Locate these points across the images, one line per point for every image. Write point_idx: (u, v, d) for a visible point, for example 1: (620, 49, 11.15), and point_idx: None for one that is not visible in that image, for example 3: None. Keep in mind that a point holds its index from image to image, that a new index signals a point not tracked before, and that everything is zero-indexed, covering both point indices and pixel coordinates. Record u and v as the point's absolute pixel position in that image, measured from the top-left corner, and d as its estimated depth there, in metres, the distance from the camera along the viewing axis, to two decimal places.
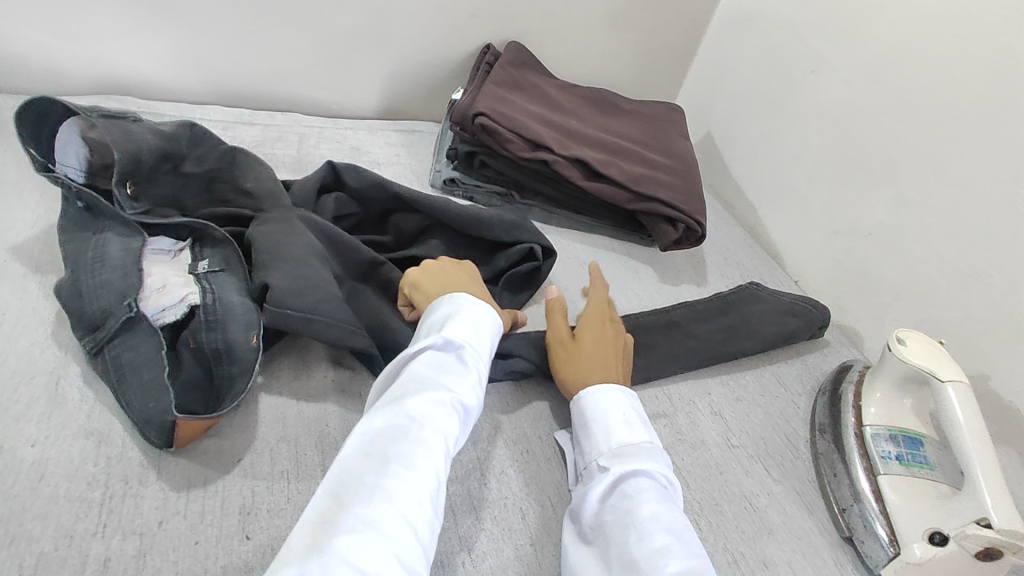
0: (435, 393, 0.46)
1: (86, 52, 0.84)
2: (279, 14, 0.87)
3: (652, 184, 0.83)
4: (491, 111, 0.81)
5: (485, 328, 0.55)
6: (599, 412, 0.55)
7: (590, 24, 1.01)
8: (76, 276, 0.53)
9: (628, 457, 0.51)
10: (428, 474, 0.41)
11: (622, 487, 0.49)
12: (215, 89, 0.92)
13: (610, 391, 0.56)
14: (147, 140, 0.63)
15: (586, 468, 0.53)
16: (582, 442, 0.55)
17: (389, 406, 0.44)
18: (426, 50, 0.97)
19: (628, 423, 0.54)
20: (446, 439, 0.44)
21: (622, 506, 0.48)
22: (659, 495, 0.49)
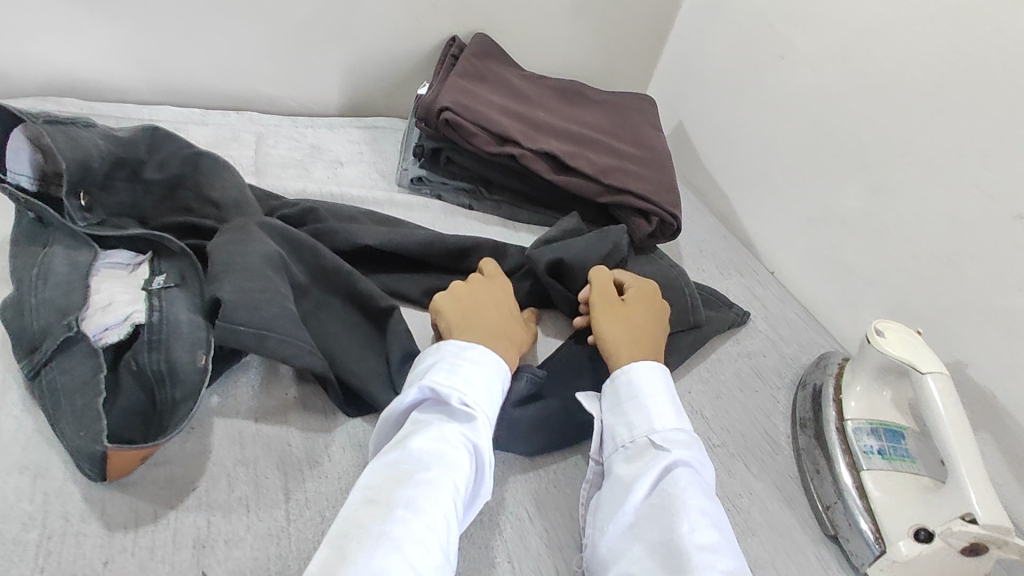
0: (439, 438, 0.46)
1: (16, 51, 0.78)
2: (225, 6, 0.82)
3: (623, 175, 0.80)
4: (455, 105, 0.77)
5: (494, 371, 0.52)
6: (651, 391, 0.54)
7: (555, 13, 0.98)
8: (18, 295, 0.49)
9: (678, 444, 0.50)
10: (430, 524, 0.40)
11: (673, 471, 0.48)
12: (163, 88, 0.87)
13: (665, 373, 0.56)
14: (97, 148, 0.59)
15: (631, 442, 0.51)
16: (628, 414, 0.53)
17: (397, 454, 0.44)
18: (387, 42, 0.93)
19: (676, 408, 0.53)
20: (450, 485, 0.43)
21: (674, 491, 0.46)
22: (703, 488, 0.48)
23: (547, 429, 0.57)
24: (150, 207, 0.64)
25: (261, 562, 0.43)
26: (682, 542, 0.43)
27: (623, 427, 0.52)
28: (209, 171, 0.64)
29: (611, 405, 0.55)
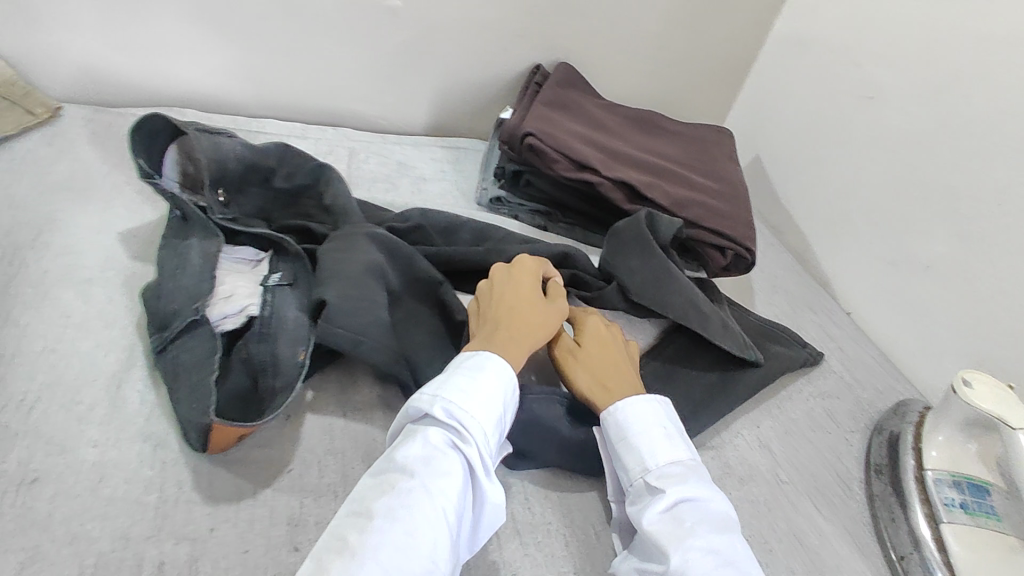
0: (427, 443, 0.46)
1: (151, 66, 0.88)
2: (332, 32, 0.89)
3: (700, 208, 0.81)
4: (539, 131, 0.80)
5: (494, 379, 0.50)
6: (643, 425, 0.53)
7: (638, 46, 1.01)
8: (160, 279, 0.57)
9: (677, 479, 0.50)
10: (414, 537, 0.41)
11: (678, 508, 0.48)
12: (270, 104, 0.96)
13: (654, 402, 0.54)
14: (235, 151, 0.68)
15: (631, 485, 0.51)
16: (621, 456, 0.52)
17: (389, 464, 0.45)
18: (475, 68, 0.98)
19: (669, 437, 0.52)
20: (436, 494, 0.43)
21: (681, 531, 0.47)
22: (709, 519, 0.48)
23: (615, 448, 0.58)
24: (275, 210, 0.72)
25: None
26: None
27: (622, 469, 0.52)
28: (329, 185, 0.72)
29: (608, 445, 0.54)
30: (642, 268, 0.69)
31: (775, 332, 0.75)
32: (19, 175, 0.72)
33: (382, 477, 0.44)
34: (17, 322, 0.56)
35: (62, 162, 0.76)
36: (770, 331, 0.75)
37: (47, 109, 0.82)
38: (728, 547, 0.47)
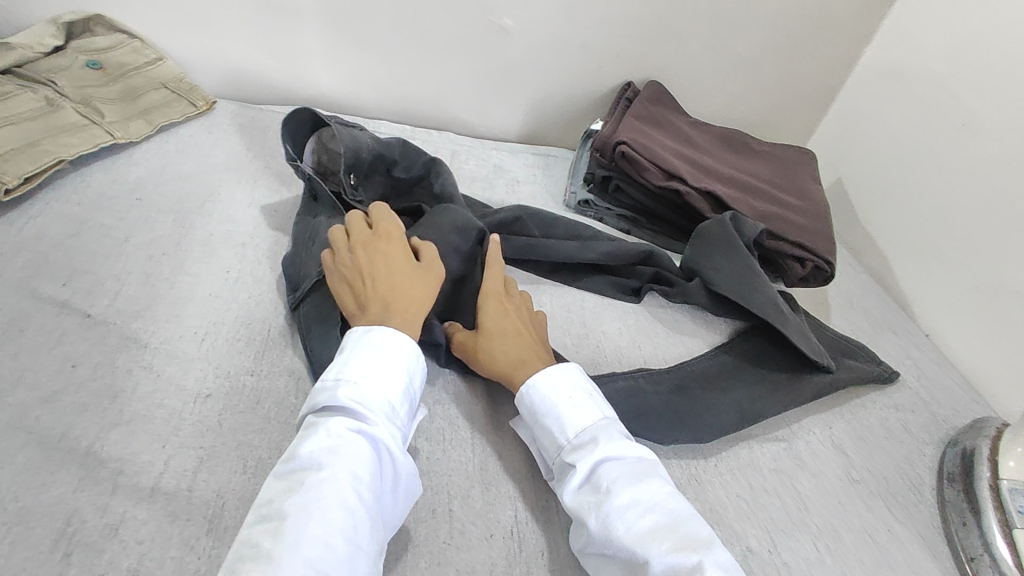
0: (330, 436, 0.47)
1: (292, 70, 1.02)
2: (448, 47, 1.00)
3: (782, 223, 0.85)
4: (632, 141, 0.87)
5: (384, 360, 0.53)
6: (552, 399, 0.55)
7: (727, 69, 1.06)
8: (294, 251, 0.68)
9: (590, 442, 0.52)
10: (329, 520, 0.43)
11: (598, 469, 0.50)
12: (387, 108, 1.07)
13: (562, 369, 0.57)
14: (367, 143, 0.77)
15: (556, 464, 0.54)
16: (543, 437, 0.55)
17: (293, 460, 0.46)
18: (571, 83, 1.06)
19: (575, 405, 0.55)
20: (346, 478, 0.45)
21: (600, 492, 0.49)
22: (629, 469, 0.50)
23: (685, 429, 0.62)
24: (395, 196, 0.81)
25: (455, 478, 0.55)
26: (624, 543, 0.46)
27: (547, 449, 0.55)
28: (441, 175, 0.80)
29: (528, 429, 0.57)
30: (725, 266, 0.76)
31: (843, 344, 0.77)
32: (187, 155, 0.85)
33: (288, 475, 0.45)
34: (191, 272, 0.67)
35: (220, 146, 0.89)
36: (837, 341, 0.78)
37: (206, 102, 0.95)
38: (652, 492, 0.49)
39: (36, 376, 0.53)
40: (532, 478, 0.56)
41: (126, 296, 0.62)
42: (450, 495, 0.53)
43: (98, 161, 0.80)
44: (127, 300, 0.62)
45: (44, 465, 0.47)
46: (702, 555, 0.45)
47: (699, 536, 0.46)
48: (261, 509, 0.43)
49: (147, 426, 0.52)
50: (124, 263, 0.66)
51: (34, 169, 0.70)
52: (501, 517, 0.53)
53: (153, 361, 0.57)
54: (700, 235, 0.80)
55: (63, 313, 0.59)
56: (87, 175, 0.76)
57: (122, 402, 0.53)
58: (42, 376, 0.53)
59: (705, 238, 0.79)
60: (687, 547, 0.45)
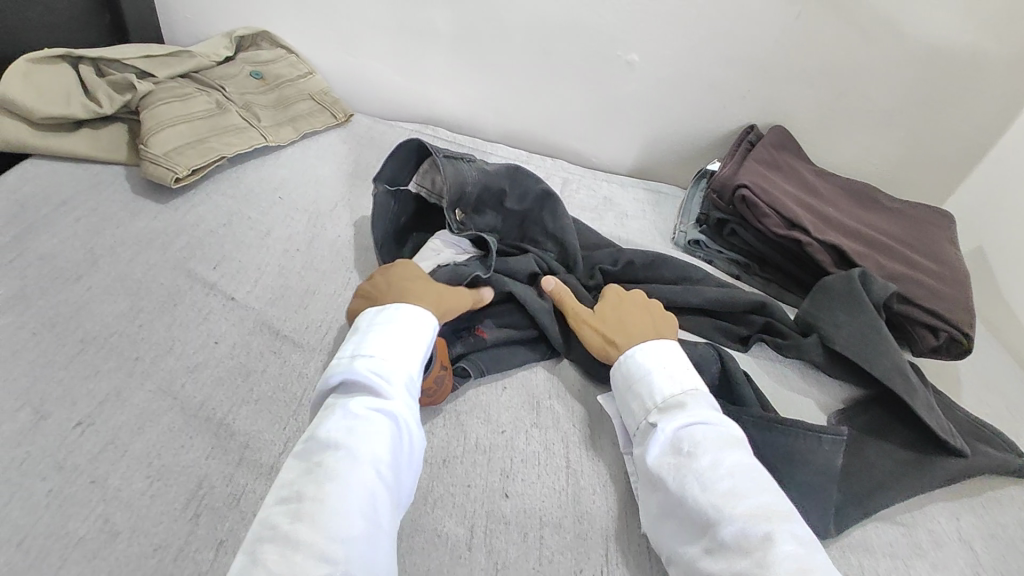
0: (349, 415, 0.49)
1: (423, 91, 1.09)
2: (571, 78, 1.03)
3: (914, 285, 0.79)
4: (753, 185, 0.84)
5: (399, 340, 0.56)
6: (649, 366, 0.60)
7: (861, 118, 1.01)
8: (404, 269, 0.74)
9: (678, 408, 0.56)
10: (350, 493, 0.45)
11: (683, 432, 0.53)
12: (505, 132, 1.12)
13: (663, 341, 0.62)
14: (472, 176, 0.77)
15: (638, 427, 0.57)
16: (632, 404, 0.59)
17: (312, 442, 0.48)
18: (691, 121, 1.05)
19: (670, 376, 0.59)
20: (367, 451, 0.47)
21: (683, 453, 0.52)
22: (715, 437, 0.53)
23: (813, 481, 0.58)
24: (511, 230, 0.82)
25: (548, 504, 0.55)
26: (699, 504, 0.48)
27: (631, 415, 0.59)
28: (551, 211, 0.81)
29: (619, 392, 0.61)
30: (849, 323, 0.72)
31: (980, 429, 0.70)
32: (324, 162, 0.93)
33: (308, 455, 0.46)
34: (320, 269, 0.72)
35: (353, 155, 0.96)
36: (974, 424, 0.70)
37: (344, 114, 1.03)
38: (735, 462, 0.51)
39: (184, 347, 0.59)
40: (626, 518, 0.55)
41: (264, 284, 0.68)
42: (543, 522, 0.53)
43: (250, 161, 0.88)
44: (264, 288, 0.68)
45: (183, 429, 0.52)
46: (777, 528, 0.46)
47: (777, 510, 0.48)
48: (282, 490, 0.45)
49: (272, 407, 0.56)
50: (264, 254, 0.72)
51: (202, 162, 0.79)
52: (592, 553, 0.52)
53: (282, 348, 0.61)
54: (821, 287, 0.76)
55: (210, 294, 0.65)
56: (240, 172, 0.85)
57: (252, 381, 0.57)
58: (189, 348, 0.59)
59: (826, 292, 0.75)
60: (761, 517, 0.46)
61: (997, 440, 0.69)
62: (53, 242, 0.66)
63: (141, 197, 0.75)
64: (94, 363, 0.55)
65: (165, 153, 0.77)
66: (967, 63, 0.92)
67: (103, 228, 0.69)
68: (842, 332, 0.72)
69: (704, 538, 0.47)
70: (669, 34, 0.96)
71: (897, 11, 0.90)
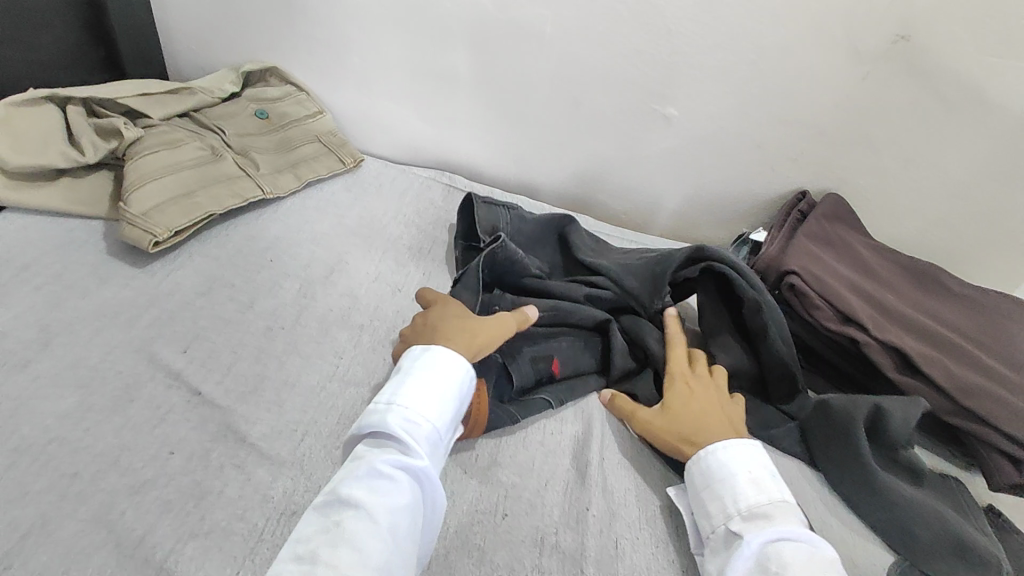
0: (376, 467, 0.47)
1: (440, 136, 1.00)
2: (601, 130, 0.94)
3: (991, 400, 0.68)
4: (803, 272, 0.74)
5: (439, 387, 0.54)
6: (732, 466, 0.55)
7: (926, 189, 0.89)
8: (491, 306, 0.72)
9: (763, 519, 0.52)
10: (367, 551, 0.42)
11: (771, 548, 0.49)
12: (526, 182, 1.03)
13: (746, 443, 0.58)
14: (515, 214, 0.82)
15: (713, 533, 0.53)
16: (706, 504, 0.55)
17: (334, 489, 0.46)
18: (732, 182, 0.95)
19: (754, 481, 0.54)
20: (383, 513, 0.45)
21: (773, 574, 0.47)
22: (808, 559, 0.48)
23: None
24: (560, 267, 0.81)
25: None
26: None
27: (703, 518, 0.54)
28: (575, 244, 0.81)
29: (691, 490, 0.57)
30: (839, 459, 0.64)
31: None
32: (324, 216, 0.85)
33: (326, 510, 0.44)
34: (303, 354, 0.64)
35: (358, 208, 0.88)
36: None
37: (353, 159, 0.95)
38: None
39: (132, 458, 0.51)
40: None
41: (236, 374, 0.60)
42: None
43: (244, 214, 0.81)
44: (236, 379, 0.60)
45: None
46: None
47: None
48: (297, 547, 0.43)
49: (225, 544, 0.47)
50: (242, 333, 0.64)
51: (185, 221, 0.72)
52: None
53: (246, 461, 0.53)
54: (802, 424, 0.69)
55: (173, 386, 0.57)
56: (230, 229, 0.77)
57: (205, 507, 0.49)
58: (137, 460, 0.51)
59: (808, 438, 0.67)
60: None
61: None
62: (5, 317, 0.59)
63: (117, 260, 0.68)
64: (23, 481, 0.48)
65: (145, 212, 0.70)
66: None
67: (65, 300, 0.62)
68: (841, 479, 0.63)
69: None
70: (714, 90, 0.86)
71: (983, 76, 0.78)
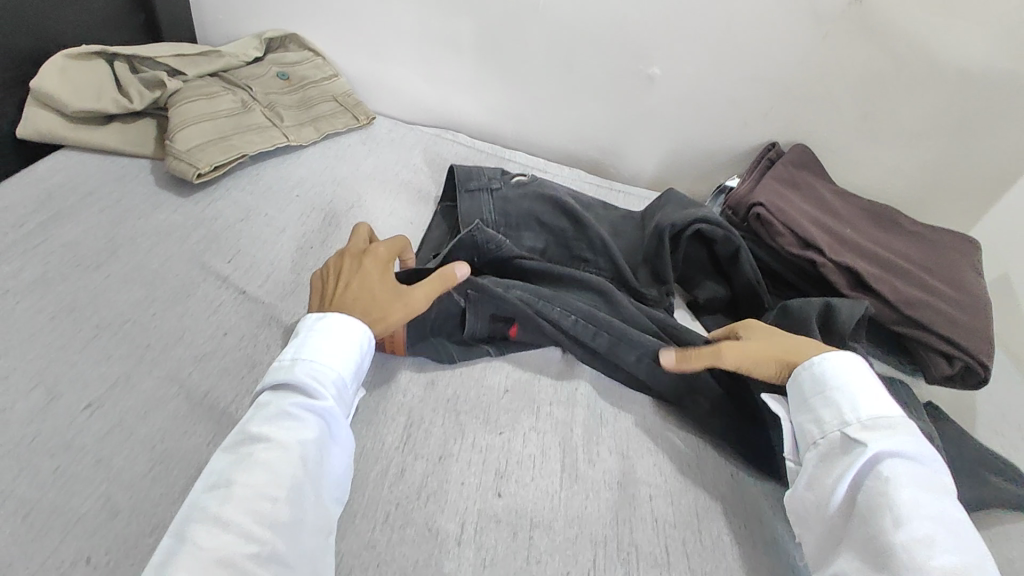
0: (283, 412, 0.50)
1: (445, 97, 1.10)
2: (590, 90, 1.03)
3: (932, 311, 0.77)
4: (769, 204, 0.84)
5: (346, 334, 0.56)
6: (849, 380, 0.56)
7: (884, 140, 0.99)
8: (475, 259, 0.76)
9: (880, 431, 0.53)
10: (273, 486, 0.46)
11: (884, 460, 0.51)
12: (524, 140, 1.13)
13: (855, 357, 0.58)
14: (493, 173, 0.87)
15: (824, 436, 0.55)
16: (817, 411, 0.57)
17: (240, 435, 0.48)
18: (710, 136, 1.05)
19: (874, 395, 0.55)
20: (291, 454, 0.48)
21: (887, 483, 0.50)
22: (919, 473, 0.50)
23: None
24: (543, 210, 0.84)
25: (541, 507, 0.55)
26: (891, 538, 0.47)
27: (813, 422, 0.57)
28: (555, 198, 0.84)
29: (803, 396, 0.58)
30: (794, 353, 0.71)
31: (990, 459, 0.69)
32: (343, 163, 0.94)
33: (236, 446, 0.47)
34: None
35: (373, 157, 0.98)
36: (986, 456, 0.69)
37: (366, 116, 1.04)
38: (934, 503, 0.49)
39: (194, 336, 0.61)
40: (617, 526, 0.55)
41: (275, 279, 0.70)
42: (534, 523, 0.54)
43: (272, 159, 0.90)
44: (275, 283, 0.69)
45: (188, 416, 0.54)
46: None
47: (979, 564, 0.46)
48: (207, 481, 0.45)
49: None
50: (278, 250, 0.74)
51: (223, 159, 0.81)
52: (581, 558, 0.53)
53: (288, 342, 0.63)
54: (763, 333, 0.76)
55: (223, 286, 0.67)
56: (261, 170, 0.87)
57: (257, 373, 0.59)
58: (198, 338, 0.61)
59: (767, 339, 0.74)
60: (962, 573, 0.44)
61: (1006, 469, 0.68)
62: (77, 231, 0.69)
63: (166, 190, 0.78)
64: (106, 349, 0.58)
65: (188, 150, 0.79)
66: (1001, 86, 0.89)
67: (125, 219, 0.72)
68: None
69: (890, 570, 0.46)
70: (691, 52, 0.95)
71: (929, 35, 0.87)
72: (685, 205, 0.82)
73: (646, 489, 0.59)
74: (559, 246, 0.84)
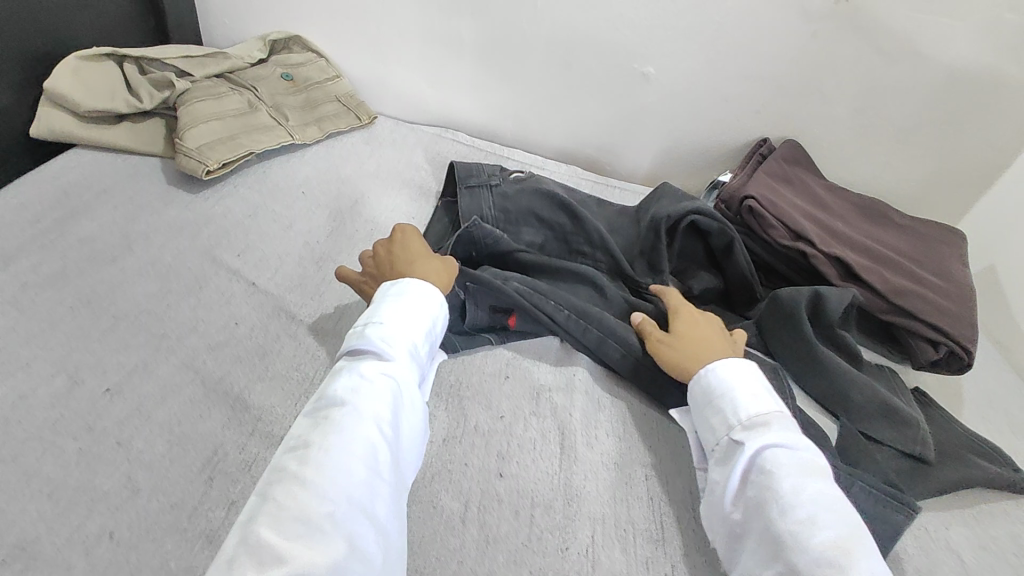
0: (360, 374, 0.53)
1: (445, 97, 1.13)
2: (588, 89, 1.06)
3: (919, 300, 0.80)
4: (761, 197, 0.86)
5: (410, 305, 0.60)
6: (731, 382, 0.58)
7: (873, 137, 1.01)
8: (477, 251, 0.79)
9: (759, 428, 0.55)
10: (353, 439, 0.48)
11: (765, 454, 0.53)
12: (523, 138, 1.16)
13: (739, 360, 0.60)
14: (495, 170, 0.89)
15: (717, 444, 0.57)
16: (709, 420, 0.59)
17: (322, 397, 0.52)
18: (704, 134, 1.07)
19: (754, 395, 0.57)
20: (369, 410, 0.50)
21: (767, 477, 0.51)
22: (798, 463, 0.52)
23: None
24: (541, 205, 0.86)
25: (542, 486, 0.58)
26: (776, 529, 0.48)
27: (708, 431, 0.59)
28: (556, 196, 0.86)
29: (696, 407, 0.61)
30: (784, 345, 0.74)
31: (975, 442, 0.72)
32: (346, 161, 0.97)
33: (314, 411, 0.50)
34: (336, 261, 0.76)
35: (376, 156, 1.01)
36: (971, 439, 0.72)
37: (369, 116, 1.07)
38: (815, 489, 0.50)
39: (207, 326, 0.63)
40: (614, 505, 0.58)
41: (283, 272, 0.72)
42: (535, 502, 0.56)
43: (278, 157, 0.93)
44: (284, 276, 0.72)
45: (203, 401, 0.56)
46: (855, 563, 0.45)
47: (858, 542, 0.47)
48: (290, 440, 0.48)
49: (286, 384, 0.59)
50: (285, 244, 0.76)
51: (232, 157, 0.83)
52: (579, 535, 0.55)
53: (297, 332, 0.65)
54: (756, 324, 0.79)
55: (234, 278, 0.69)
56: (268, 169, 0.89)
57: (268, 361, 0.61)
58: (211, 328, 0.63)
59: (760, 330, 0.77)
60: (839, 551, 0.46)
61: (990, 451, 0.71)
62: (92, 226, 0.71)
63: (176, 187, 0.80)
64: (124, 337, 0.60)
65: (197, 148, 0.82)
66: (986, 83, 0.92)
67: (138, 215, 0.74)
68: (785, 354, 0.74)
69: (781, 561, 0.47)
70: (686, 51, 0.98)
71: (915, 33, 0.90)
72: (679, 199, 0.84)
73: (641, 470, 0.61)
74: (557, 241, 0.86)
